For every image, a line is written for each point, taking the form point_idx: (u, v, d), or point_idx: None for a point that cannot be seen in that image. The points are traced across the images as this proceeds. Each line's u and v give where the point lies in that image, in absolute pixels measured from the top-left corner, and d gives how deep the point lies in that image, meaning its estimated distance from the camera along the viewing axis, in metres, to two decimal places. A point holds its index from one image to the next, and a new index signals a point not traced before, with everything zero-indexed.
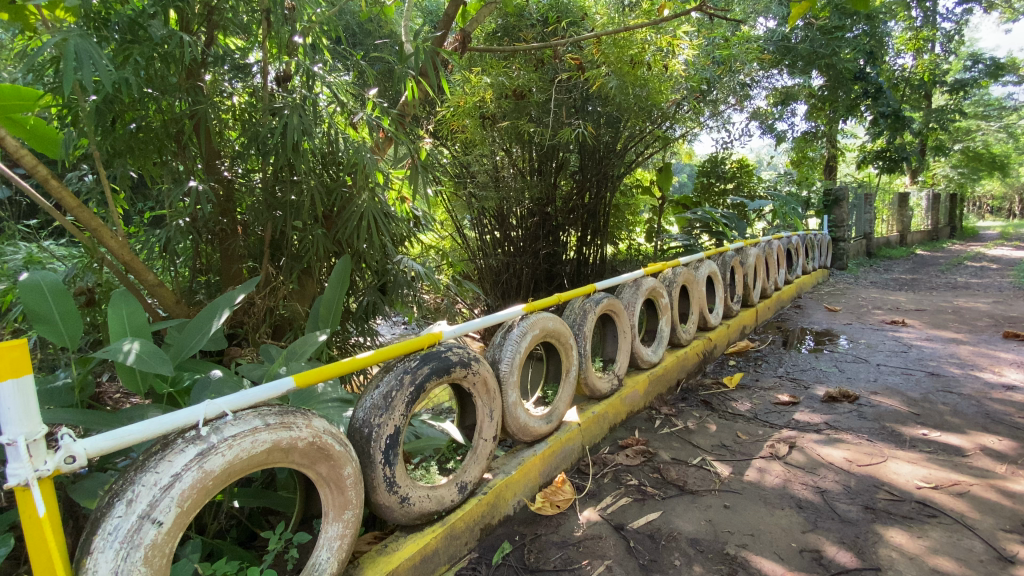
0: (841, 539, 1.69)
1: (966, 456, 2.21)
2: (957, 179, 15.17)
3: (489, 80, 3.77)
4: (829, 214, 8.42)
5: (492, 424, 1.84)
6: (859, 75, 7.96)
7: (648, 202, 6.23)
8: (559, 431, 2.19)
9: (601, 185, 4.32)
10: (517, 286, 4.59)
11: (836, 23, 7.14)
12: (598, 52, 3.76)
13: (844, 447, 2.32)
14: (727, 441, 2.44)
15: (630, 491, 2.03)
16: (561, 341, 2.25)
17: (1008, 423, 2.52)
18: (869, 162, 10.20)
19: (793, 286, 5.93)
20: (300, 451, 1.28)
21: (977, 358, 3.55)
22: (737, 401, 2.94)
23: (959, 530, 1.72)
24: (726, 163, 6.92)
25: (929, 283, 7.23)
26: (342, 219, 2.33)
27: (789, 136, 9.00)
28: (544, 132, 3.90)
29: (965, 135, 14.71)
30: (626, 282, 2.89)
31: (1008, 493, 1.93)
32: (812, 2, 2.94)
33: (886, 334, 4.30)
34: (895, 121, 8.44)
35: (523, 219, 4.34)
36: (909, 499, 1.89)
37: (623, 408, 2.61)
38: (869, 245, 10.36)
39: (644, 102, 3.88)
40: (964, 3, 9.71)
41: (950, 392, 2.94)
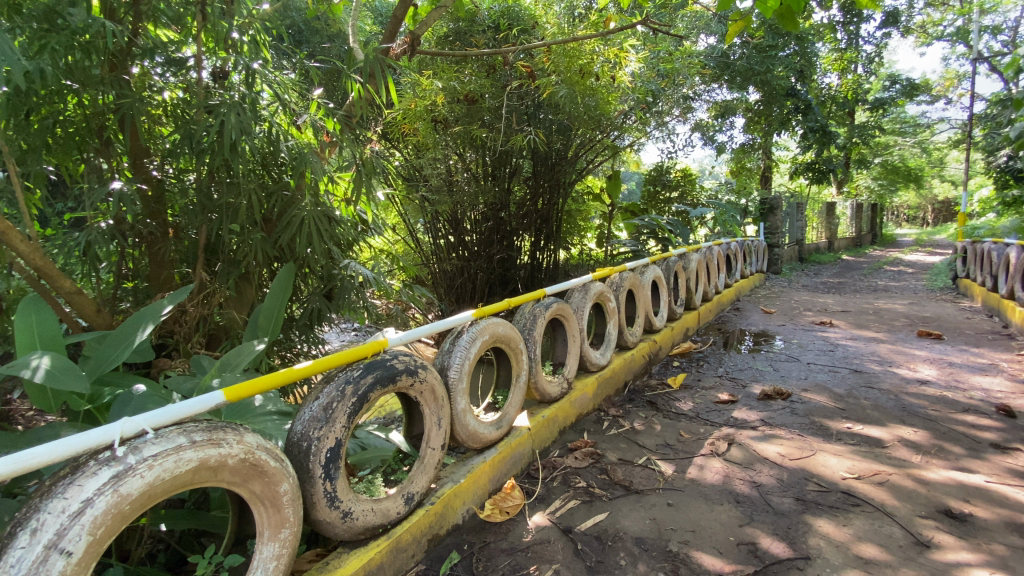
0: (775, 531, 1.77)
1: (886, 447, 2.38)
2: (877, 191, 16.53)
3: (440, 84, 3.79)
4: (765, 221, 8.91)
5: (440, 432, 1.81)
6: (791, 92, 8.51)
7: (599, 209, 6.41)
8: (509, 436, 2.19)
9: (554, 192, 4.45)
10: (472, 291, 4.67)
11: (771, 42, 7.58)
12: (548, 60, 3.81)
13: (778, 443, 2.44)
14: (671, 441, 2.52)
15: (579, 493, 2.05)
16: (512, 345, 2.24)
17: (920, 415, 2.74)
18: (800, 173, 10.93)
19: (733, 290, 6.25)
20: (230, 468, 1.21)
21: (895, 356, 3.86)
22: (680, 401, 3.05)
23: (880, 517, 1.84)
24: (671, 172, 7.21)
25: (852, 285, 7.85)
26: (283, 222, 2.24)
27: (729, 147, 9.49)
28: (497, 138, 3.94)
29: (884, 150, 16.01)
30: (574, 286, 2.95)
31: (922, 480, 2.08)
32: (747, 21, 3.10)
33: (816, 334, 4.60)
34: (822, 136, 9.08)
35: (477, 223, 4.40)
36: (835, 490, 2.02)
37: (573, 411, 2.65)
38: (803, 251, 11.08)
39: (594, 111, 4.02)
40: (883, 28, 10.56)
41: (872, 388, 3.17)
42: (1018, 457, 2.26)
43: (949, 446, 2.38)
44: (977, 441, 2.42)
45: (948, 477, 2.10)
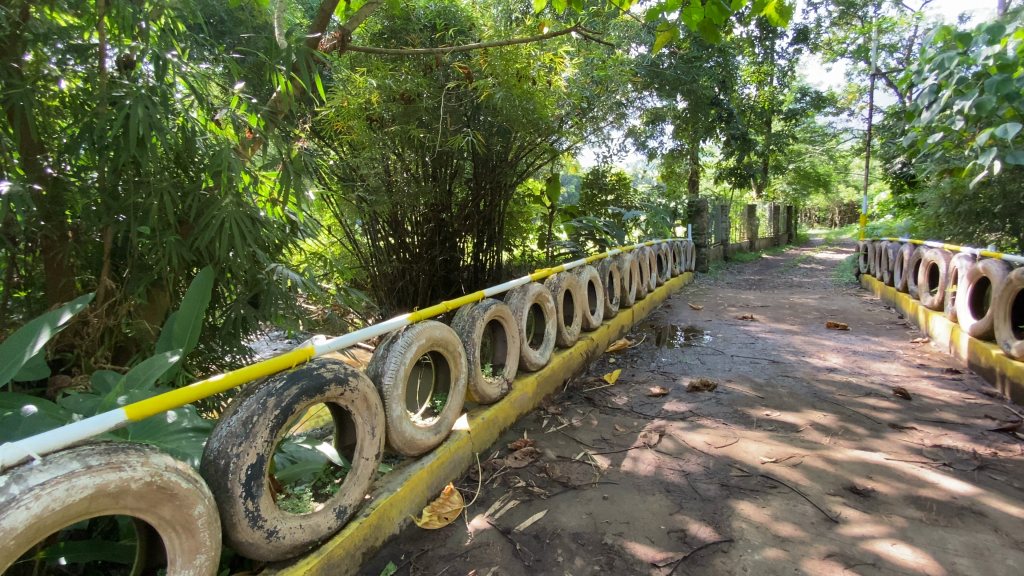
0: (702, 516, 1.87)
1: (800, 431, 2.58)
2: (791, 195, 18.00)
3: (375, 82, 3.64)
4: (693, 223, 9.42)
5: (374, 442, 1.76)
6: (715, 102, 9.03)
7: (539, 210, 6.51)
8: (448, 441, 2.16)
9: (495, 194, 4.56)
10: (414, 293, 4.59)
11: (696, 54, 8.02)
12: (484, 62, 3.79)
13: (705, 432, 2.58)
14: (607, 435, 2.59)
15: (518, 493, 2.06)
16: (450, 349, 2.22)
17: (829, 400, 2.99)
18: (724, 178, 11.67)
19: (664, 288, 6.56)
20: (134, 493, 1.10)
21: (807, 346, 4.20)
22: (616, 396, 3.16)
23: (795, 496, 1.98)
24: (607, 175, 7.48)
25: (771, 281, 8.48)
26: (200, 223, 2.08)
27: (660, 152, 9.95)
28: (435, 138, 3.88)
29: (797, 157, 17.41)
30: (514, 287, 2.96)
31: (831, 460, 2.27)
32: (673, 33, 3.27)
33: (739, 328, 4.93)
34: (743, 143, 9.73)
35: (418, 224, 4.33)
36: (756, 474, 2.16)
37: (513, 411, 2.66)
38: (728, 250, 11.84)
39: (531, 114, 4.06)
40: (795, 45, 11.47)
41: (787, 376, 3.43)
42: (910, 434, 2.52)
43: (854, 428, 2.61)
44: (877, 421, 2.68)
45: (853, 456, 2.31)
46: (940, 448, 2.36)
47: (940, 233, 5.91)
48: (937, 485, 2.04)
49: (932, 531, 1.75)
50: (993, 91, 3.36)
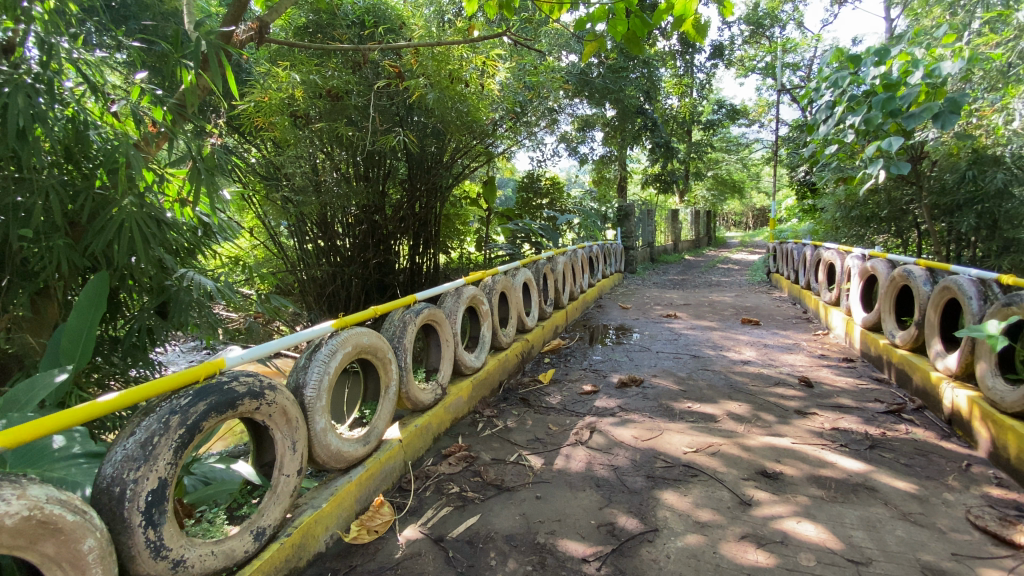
0: (629, 508, 1.94)
1: (718, 421, 2.75)
2: (710, 200, 19.27)
3: (298, 78, 3.47)
4: (622, 226, 9.82)
5: (295, 457, 1.67)
6: (641, 111, 9.47)
7: (476, 213, 6.55)
8: (378, 451, 2.10)
9: (431, 196, 4.55)
10: (345, 298, 4.43)
11: (623, 64, 8.34)
12: (415, 62, 3.74)
13: (632, 426, 2.69)
14: (541, 435, 2.63)
15: (452, 500, 2.04)
16: (379, 355, 2.15)
17: (744, 391, 3.22)
18: (650, 184, 12.27)
19: (596, 289, 6.79)
20: (10, 530, 0.98)
21: (725, 341, 4.50)
22: (550, 395, 3.21)
23: (713, 483, 2.11)
24: (542, 180, 7.73)
25: (693, 281, 9.02)
26: (93, 226, 1.89)
27: (590, 158, 10.29)
28: (365, 137, 3.77)
29: (715, 164, 18.64)
30: (447, 291, 2.94)
31: (745, 447, 2.44)
32: (600, 44, 3.37)
33: (664, 326, 5.19)
34: (666, 150, 10.27)
35: (350, 226, 4.17)
36: (679, 464, 2.28)
37: (447, 417, 2.62)
38: (654, 252, 12.45)
39: (465, 117, 4.08)
40: (712, 60, 12.27)
41: (707, 370, 3.66)
42: (813, 419, 2.77)
43: (765, 415, 2.83)
44: (784, 408, 2.91)
45: (764, 442, 2.49)
46: (838, 431, 2.61)
47: (836, 235, 6.55)
48: (835, 464, 2.25)
49: (832, 507, 1.92)
50: (879, 109, 3.75)
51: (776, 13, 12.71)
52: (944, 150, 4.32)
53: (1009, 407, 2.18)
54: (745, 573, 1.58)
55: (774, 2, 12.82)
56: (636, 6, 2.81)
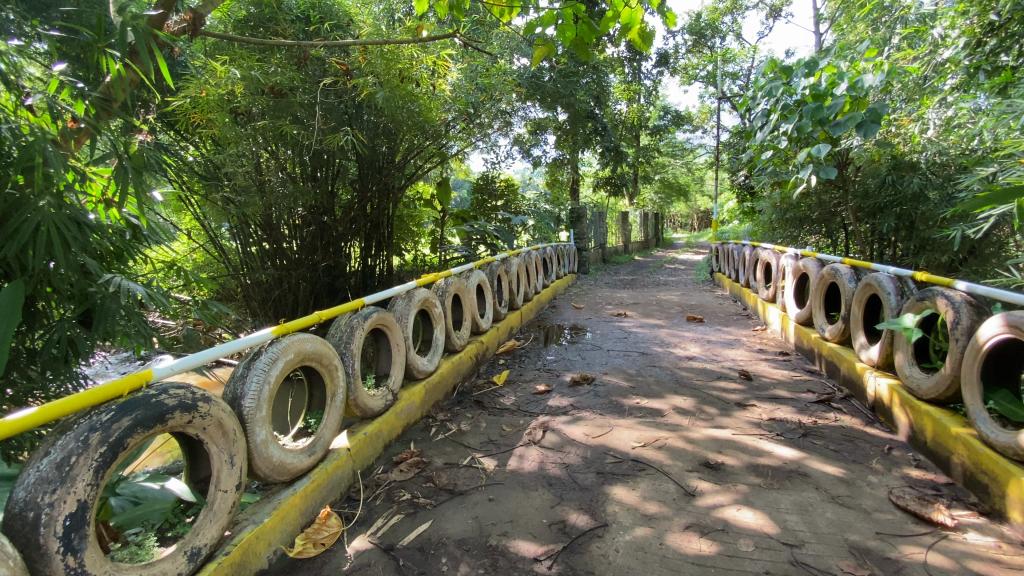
0: (580, 505, 1.98)
1: (664, 416, 2.85)
2: (658, 203, 19.96)
3: (238, 73, 3.28)
4: (574, 228, 9.99)
5: (233, 472, 1.59)
6: (591, 115, 9.68)
7: (430, 215, 6.55)
8: (325, 461, 2.04)
9: (383, 196, 4.47)
10: (293, 303, 4.26)
11: (574, 69, 8.49)
12: (363, 60, 3.65)
13: (583, 424, 2.74)
14: (494, 436, 2.63)
15: (403, 507, 2.00)
16: (324, 362, 2.08)
17: (689, 386, 3.35)
18: (601, 187, 12.57)
19: (550, 290, 6.88)
20: None
21: (672, 338, 4.67)
22: (504, 396, 3.22)
23: (660, 476, 2.18)
24: (496, 181, 7.87)
25: (643, 281, 9.30)
26: (5, 228, 1.73)
27: (543, 161, 10.42)
28: (310, 135, 3.60)
29: (661, 168, 19.32)
30: (398, 293, 2.89)
31: (690, 439, 2.54)
32: (550, 48, 3.42)
33: (615, 325, 5.32)
34: (615, 155, 10.55)
35: (297, 227, 4.02)
36: (627, 459, 2.34)
37: (399, 423, 2.58)
38: (606, 253, 12.75)
39: (416, 117, 4.04)
40: (658, 68, 12.71)
41: (655, 366, 3.78)
42: (752, 411, 2.92)
43: (708, 408, 2.95)
44: (726, 401, 3.05)
45: (707, 434, 2.60)
46: (774, 421, 2.76)
47: (773, 236, 6.94)
48: (771, 453, 2.38)
49: (769, 494, 2.03)
50: (809, 118, 4.04)
51: (717, 24, 13.31)
52: (866, 157, 4.67)
53: (925, 393, 2.39)
54: (689, 562, 1.64)
55: (714, 15, 13.44)
56: (584, 13, 2.86)
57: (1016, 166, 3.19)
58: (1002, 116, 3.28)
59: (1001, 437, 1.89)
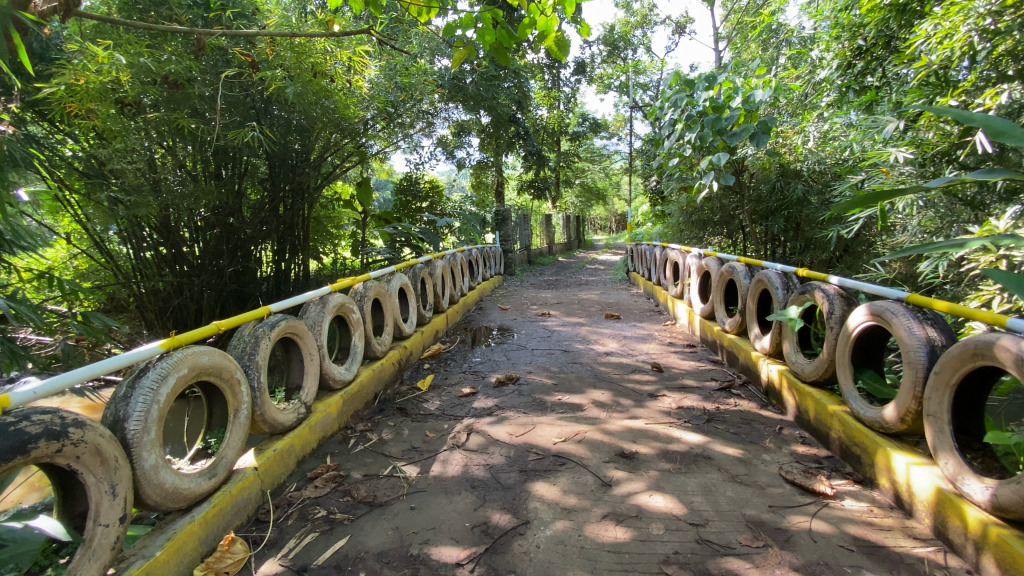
0: (502, 505, 1.99)
1: (584, 410, 2.95)
2: (579, 206, 20.69)
3: (124, 59, 2.94)
4: (499, 230, 10.08)
5: (116, 503, 1.43)
6: (513, 119, 9.82)
7: (350, 216, 6.34)
8: (228, 483, 1.89)
9: (296, 197, 4.25)
10: (195, 313, 3.89)
11: (495, 73, 8.48)
12: (271, 52, 3.42)
13: (507, 424, 2.77)
14: (417, 443, 2.58)
15: (317, 525, 1.90)
16: (225, 376, 1.93)
17: (608, 380, 3.50)
18: (525, 190, 12.81)
19: (476, 291, 6.89)
20: None
21: (592, 335, 4.85)
22: (427, 401, 3.17)
23: (579, 469, 2.26)
24: (419, 182, 7.76)
25: (567, 281, 9.59)
26: None
27: (468, 164, 10.42)
28: (209, 130, 3.36)
29: (581, 173, 20.04)
30: (310, 299, 2.75)
31: (608, 431, 2.66)
32: (470, 51, 3.43)
33: (539, 324, 5.44)
34: (538, 158, 10.79)
35: (198, 229, 3.70)
36: (549, 455, 2.40)
37: (314, 436, 2.45)
38: (531, 255, 13.00)
39: (331, 113, 3.94)
40: (576, 76, 13.18)
41: (577, 363, 3.90)
42: (663, 400, 3.11)
43: (624, 400, 3.10)
44: (640, 393, 3.23)
45: (623, 425, 2.73)
46: (682, 409, 2.96)
47: (681, 237, 7.45)
48: (680, 439, 2.55)
49: (678, 478, 2.17)
50: (709, 128, 4.39)
51: (629, 37, 14.01)
52: (759, 164, 5.15)
53: (807, 376, 2.67)
54: (606, 550, 1.71)
55: (626, 27, 14.11)
56: (502, 18, 2.89)
57: (878, 175, 3.65)
58: (868, 130, 3.75)
59: (869, 413, 2.17)
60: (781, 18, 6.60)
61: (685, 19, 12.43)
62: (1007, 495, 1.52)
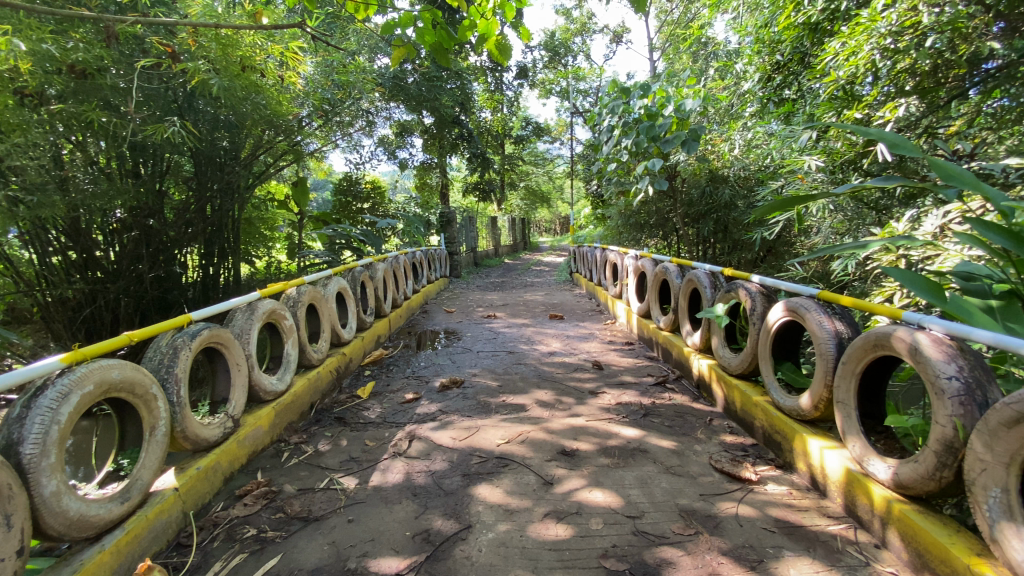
0: (444, 511, 1.97)
1: (528, 410, 2.98)
2: (524, 208, 20.90)
3: (25, 45, 2.60)
4: (444, 232, 9.99)
5: (12, 535, 1.29)
6: (456, 121, 9.77)
7: (285, 216, 6.07)
8: (144, 506, 1.75)
9: (227, 196, 3.99)
10: (111, 324, 3.54)
11: (438, 74, 8.35)
12: (193, 42, 3.23)
13: (450, 428, 2.74)
14: (356, 453, 2.50)
15: (246, 545, 1.80)
16: (139, 391, 1.79)
17: (551, 379, 3.55)
18: (470, 192, 12.79)
19: (420, 294, 6.78)
20: None
21: (537, 336, 4.91)
22: (368, 409, 3.08)
23: (522, 470, 2.27)
24: (360, 183, 7.55)
25: (513, 283, 9.66)
26: None
27: (410, 164, 10.26)
28: (123, 126, 3.08)
29: (526, 175, 20.27)
30: (237, 307, 2.62)
31: (550, 430, 2.70)
32: (409, 50, 3.37)
33: (484, 326, 5.44)
34: (482, 161, 10.81)
35: (113, 233, 3.40)
36: (492, 457, 2.40)
37: (243, 451, 2.31)
38: (477, 257, 12.98)
39: (263, 110, 3.85)
40: (519, 79, 13.33)
41: (521, 364, 3.94)
42: (603, 397, 3.19)
43: (566, 399, 3.16)
44: (581, 391, 3.30)
45: (565, 423, 2.78)
46: (621, 405, 3.05)
47: (620, 239, 7.70)
48: (618, 434, 2.63)
49: (616, 472, 2.24)
50: (644, 135, 4.60)
51: (569, 43, 14.35)
52: (690, 169, 5.42)
53: (733, 369, 2.84)
54: (547, 548, 1.73)
55: (566, 34, 14.42)
56: (442, 18, 2.87)
57: (795, 181, 3.95)
58: (786, 139, 4.05)
59: (787, 402, 2.33)
60: (709, 33, 6.99)
61: (621, 29, 12.88)
62: (906, 473, 1.67)
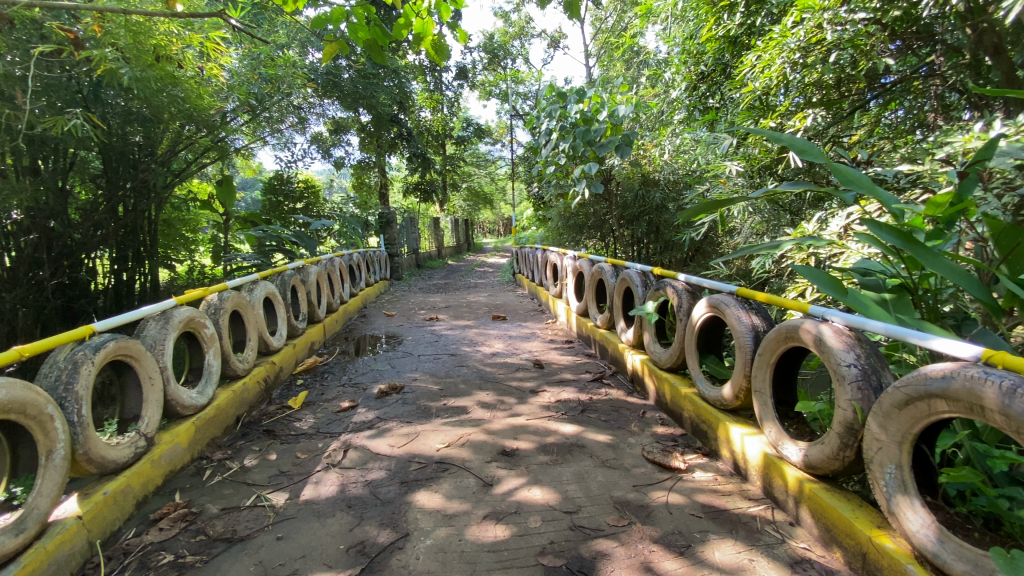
0: (381, 521, 1.92)
1: (469, 413, 2.97)
2: (467, 209, 20.84)
3: None
4: (384, 233, 9.76)
5: None
6: (395, 120, 9.58)
7: (208, 217, 5.70)
8: (41, 538, 1.58)
9: (141, 196, 3.69)
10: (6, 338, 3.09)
11: (373, 71, 8.06)
12: (99, 29, 2.97)
13: (388, 436, 2.68)
14: (286, 467, 2.39)
15: (162, 573, 1.67)
16: (33, 412, 1.61)
17: (492, 380, 3.56)
18: (410, 192, 12.58)
19: (359, 298, 6.59)
20: None
21: (478, 337, 4.91)
22: (300, 420, 2.96)
23: (461, 473, 2.26)
24: (292, 182, 7.22)
25: (456, 284, 9.60)
26: None
27: (347, 164, 9.94)
28: (17, 117, 2.75)
29: (468, 176, 20.20)
30: (148, 315, 2.42)
31: (490, 431, 2.70)
32: (342, 45, 3.25)
33: (425, 329, 5.36)
34: (422, 161, 10.66)
35: (7, 235, 3.02)
36: (431, 463, 2.37)
37: (158, 471, 2.14)
38: (419, 258, 12.79)
39: (181, 103, 3.62)
40: (459, 80, 13.27)
41: (462, 366, 3.92)
42: (542, 395, 3.24)
43: (507, 399, 3.18)
44: (522, 390, 3.33)
45: (506, 423, 2.80)
46: (560, 402, 3.11)
47: (560, 240, 7.85)
48: (557, 431, 2.68)
49: (554, 469, 2.28)
50: (580, 139, 4.74)
51: (508, 46, 14.45)
52: (624, 173, 5.62)
53: (663, 364, 2.97)
54: (485, 550, 1.74)
55: (506, 37, 14.52)
56: (376, 14, 2.79)
57: (719, 185, 4.19)
58: (710, 145, 4.30)
59: (712, 393, 2.47)
60: (641, 42, 7.28)
61: (559, 34, 13.15)
62: (815, 454, 1.83)
